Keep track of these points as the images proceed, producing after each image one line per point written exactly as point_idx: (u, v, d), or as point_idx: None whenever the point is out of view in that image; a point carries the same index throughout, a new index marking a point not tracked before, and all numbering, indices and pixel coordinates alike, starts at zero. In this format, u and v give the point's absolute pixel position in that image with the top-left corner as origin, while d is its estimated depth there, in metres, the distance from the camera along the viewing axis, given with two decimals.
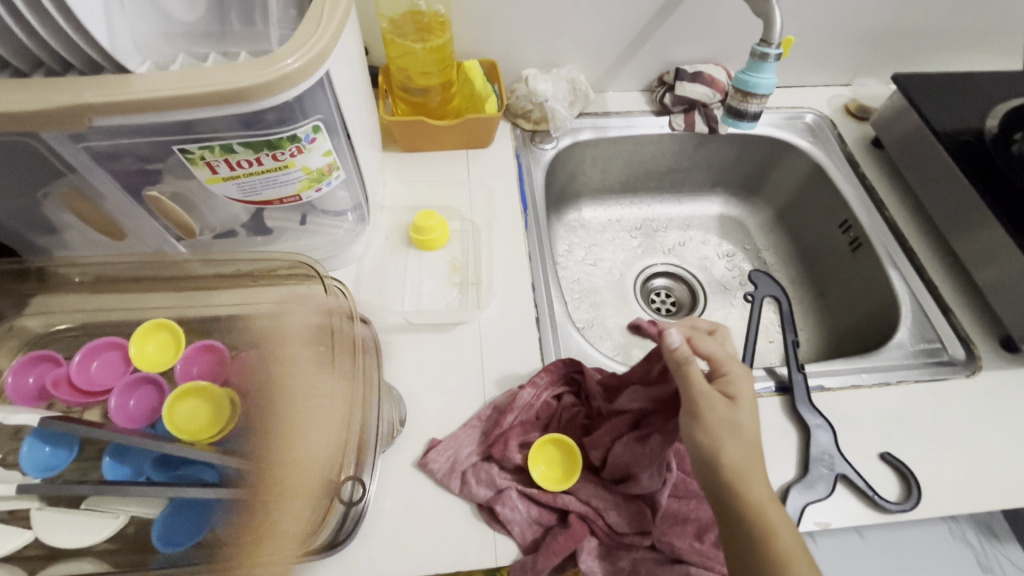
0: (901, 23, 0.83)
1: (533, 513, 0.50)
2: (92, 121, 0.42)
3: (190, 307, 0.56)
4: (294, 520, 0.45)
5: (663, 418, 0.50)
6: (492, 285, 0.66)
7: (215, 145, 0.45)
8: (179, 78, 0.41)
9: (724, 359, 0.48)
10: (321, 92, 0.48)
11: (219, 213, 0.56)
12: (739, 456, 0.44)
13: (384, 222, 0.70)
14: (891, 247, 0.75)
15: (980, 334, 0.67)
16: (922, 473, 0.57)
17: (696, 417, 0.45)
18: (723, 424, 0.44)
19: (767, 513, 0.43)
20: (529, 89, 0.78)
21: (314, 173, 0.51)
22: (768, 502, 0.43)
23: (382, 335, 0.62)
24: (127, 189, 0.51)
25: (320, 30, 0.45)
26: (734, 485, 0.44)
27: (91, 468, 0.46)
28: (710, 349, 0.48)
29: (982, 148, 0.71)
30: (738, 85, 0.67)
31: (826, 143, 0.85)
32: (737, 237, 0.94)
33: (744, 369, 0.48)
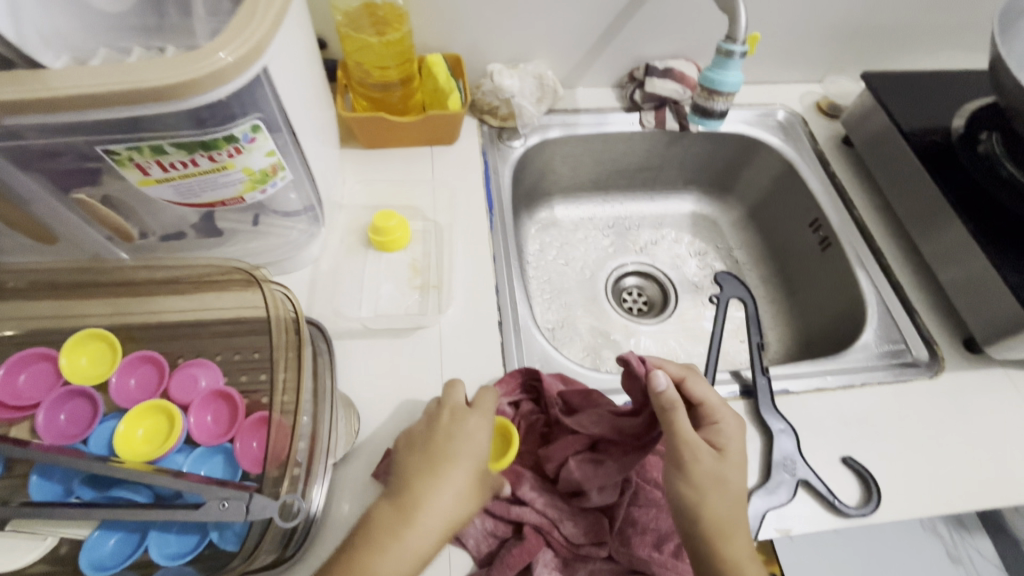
0: (872, 20, 0.82)
1: (488, 525, 0.49)
2: (6, 120, 0.39)
3: (129, 315, 0.53)
4: (235, 539, 0.44)
5: (622, 450, 0.52)
6: (454, 288, 0.65)
7: (144, 146, 0.43)
8: (98, 73, 0.38)
9: (716, 407, 0.51)
10: (261, 89, 0.46)
11: (159, 216, 0.53)
12: (720, 511, 0.45)
13: (342, 223, 0.68)
14: (859, 247, 0.74)
15: (943, 335, 0.67)
16: (884, 476, 0.57)
17: (683, 471, 0.46)
18: (712, 478, 0.46)
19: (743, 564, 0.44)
20: (495, 85, 0.76)
21: (257, 174, 0.49)
22: (746, 559, 0.45)
23: (338, 341, 0.60)
24: (56, 191, 0.48)
25: (254, 22, 0.42)
26: (719, 537, 0.45)
27: (18, 487, 0.45)
28: (704, 394, 0.51)
29: (948, 147, 0.71)
30: (704, 84, 0.66)
31: (798, 141, 0.85)
32: (709, 235, 0.93)
33: (736, 421, 0.50)
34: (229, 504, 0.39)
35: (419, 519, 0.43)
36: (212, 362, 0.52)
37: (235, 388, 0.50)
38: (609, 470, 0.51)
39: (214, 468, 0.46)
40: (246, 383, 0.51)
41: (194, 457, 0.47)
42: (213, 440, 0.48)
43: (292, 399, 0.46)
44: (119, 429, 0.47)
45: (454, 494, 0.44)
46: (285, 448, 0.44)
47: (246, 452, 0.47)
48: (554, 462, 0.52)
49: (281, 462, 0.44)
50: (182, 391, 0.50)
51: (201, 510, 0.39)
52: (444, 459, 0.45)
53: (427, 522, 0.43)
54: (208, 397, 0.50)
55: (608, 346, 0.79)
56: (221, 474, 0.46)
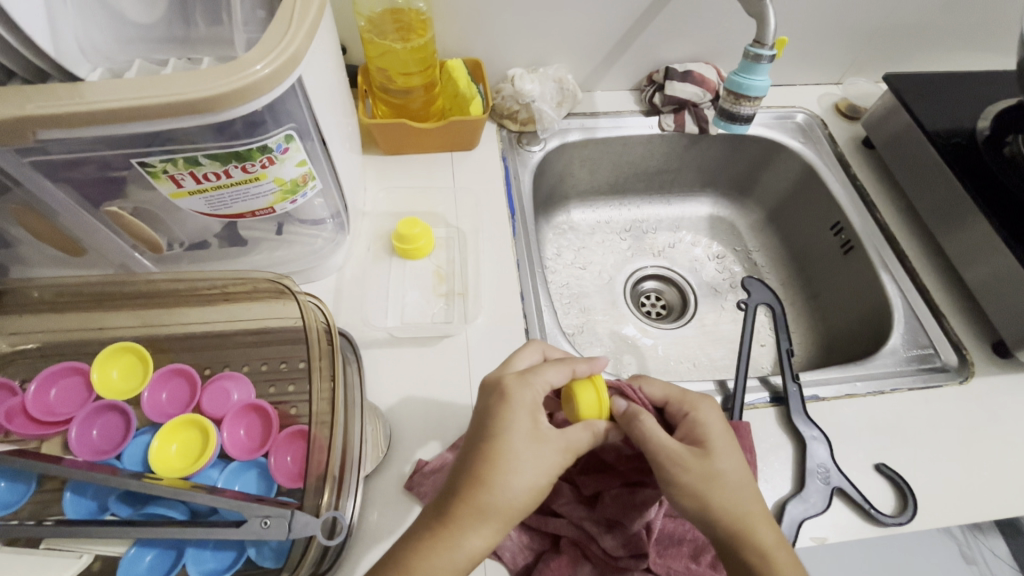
0: (893, 21, 0.82)
1: (524, 538, 0.49)
2: (40, 134, 0.38)
3: (158, 327, 0.53)
4: (274, 555, 0.43)
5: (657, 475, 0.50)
6: (479, 296, 0.64)
7: (178, 158, 0.43)
8: (135, 86, 0.38)
9: (681, 397, 0.50)
10: (293, 98, 0.45)
11: (186, 227, 0.52)
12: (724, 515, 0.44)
13: (366, 230, 0.68)
14: (883, 251, 0.74)
15: (971, 339, 0.67)
16: (917, 485, 0.56)
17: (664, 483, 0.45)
18: (692, 482, 0.45)
19: (774, 560, 0.43)
20: (516, 89, 0.76)
21: (288, 184, 0.48)
22: (777, 547, 0.43)
23: (365, 351, 0.59)
24: (84, 203, 0.47)
25: (290, 32, 0.41)
26: (740, 537, 0.43)
27: (52, 502, 0.45)
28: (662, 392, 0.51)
29: (974, 149, 0.70)
30: (731, 88, 0.65)
31: (818, 143, 0.84)
32: (727, 238, 0.93)
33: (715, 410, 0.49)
34: (271, 522, 0.39)
35: (481, 501, 0.41)
36: (243, 375, 0.51)
37: (267, 400, 0.50)
38: (648, 496, 0.49)
39: (248, 483, 0.46)
40: (276, 395, 0.51)
41: (229, 472, 0.46)
42: (248, 454, 0.47)
43: (328, 411, 0.46)
44: (153, 445, 0.46)
45: (514, 495, 0.41)
46: (324, 460, 0.44)
47: (282, 466, 0.46)
48: (592, 486, 0.50)
49: (322, 473, 0.44)
50: (214, 405, 0.49)
51: (242, 527, 0.39)
52: (497, 456, 0.42)
53: (483, 523, 0.40)
54: (241, 410, 0.49)
55: (630, 351, 0.79)
56: (257, 490, 0.45)
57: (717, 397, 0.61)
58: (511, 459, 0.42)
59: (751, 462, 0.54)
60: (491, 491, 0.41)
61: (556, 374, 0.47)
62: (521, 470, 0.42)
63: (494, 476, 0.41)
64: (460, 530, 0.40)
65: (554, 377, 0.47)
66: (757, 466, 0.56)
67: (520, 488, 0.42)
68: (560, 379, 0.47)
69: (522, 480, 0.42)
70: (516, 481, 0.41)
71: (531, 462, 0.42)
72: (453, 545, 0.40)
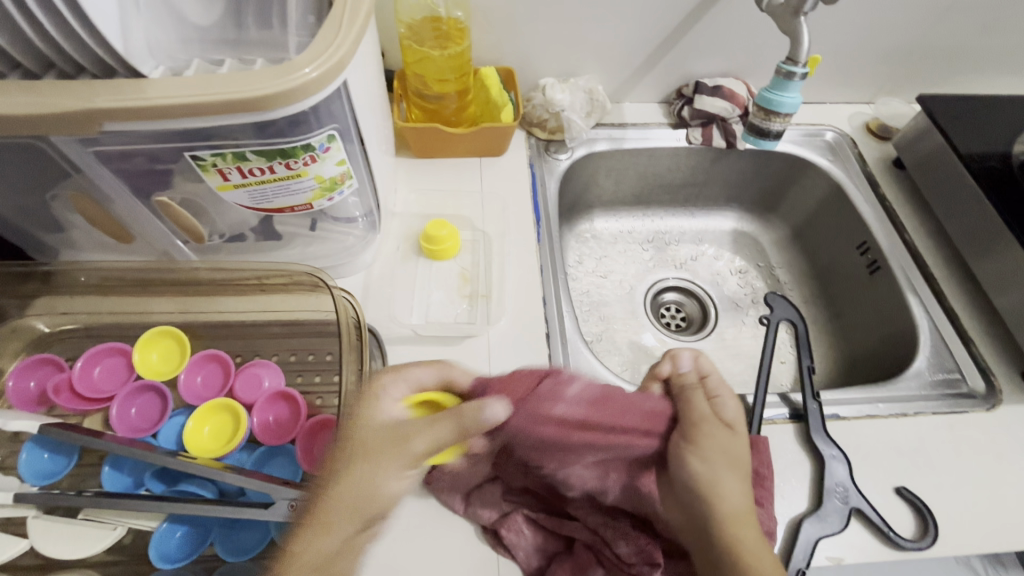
0: (929, 42, 0.81)
1: (538, 540, 0.49)
2: (104, 126, 0.41)
3: (195, 314, 0.55)
4: None
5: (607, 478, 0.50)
6: (501, 298, 0.65)
7: (227, 153, 0.45)
8: (194, 84, 0.40)
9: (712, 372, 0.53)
10: (338, 101, 0.47)
11: (227, 218, 0.54)
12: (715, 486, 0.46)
13: (395, 230, 0.69)
14: (911, 272, 0.73)
15: (1000, 366, 0.66)
16: (940, 511, 0.55)
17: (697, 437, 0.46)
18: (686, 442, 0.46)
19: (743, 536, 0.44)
20: (547, 98, 0.77)
21: (327, 182, 0.50)
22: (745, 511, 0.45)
23: (390, 348, 0.61)
24: (136, 192, 0.50)
25: (339, 38, 0.43)
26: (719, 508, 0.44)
27: (88, 476, 0.47)
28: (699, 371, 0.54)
29: (1008, 173, 0.69)
30: (761, 104, 0.66)
31: (846, 162, 0.84)
32: (750, 253, 0.93)
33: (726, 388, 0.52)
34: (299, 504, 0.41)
35: (330, 506, 0.38)
36: (274, 363, 0.53)
37: (295, 389, 0.52)
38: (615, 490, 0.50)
39: (275, 468, 0.48)
40: (303, 385, 0.52)
41: (258, 456, 0.48)
42: (276, 440, 0.49)
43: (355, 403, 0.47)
44: (188, 426, 0.48)
45: (383, 501, 0.39)
46: None
47: (308, 454, 0.48)
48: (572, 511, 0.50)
49: None
50: (247, 390, 0.51)
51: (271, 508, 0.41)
52: (363, 447, 0.40)
53: (348, 523, 0.38)
54: (271, 397, 0.51)
55: (648, 361, 0.79)
56: (284, 474, 0.47)
57: (737, 411, 0.61)
58: (378, 465, 0.39)
59: (768, 478, 0.53)
60: (351, 486, 0.39)
61: (427, 372, 0.46)
62: (385, 475, 0.39)
63: (339, 487, 0.38)
64: (319, 532, 0.38)
65: (423, 377, 0.45)
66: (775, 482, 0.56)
67: (380, 497, 0.39)
68: (433, 378, 0.46)
69: (384, 491, 0.39)
70: (372, 475, 0.39)
71: (398, 472, 0.40)
72: (310, 555, 0.37)
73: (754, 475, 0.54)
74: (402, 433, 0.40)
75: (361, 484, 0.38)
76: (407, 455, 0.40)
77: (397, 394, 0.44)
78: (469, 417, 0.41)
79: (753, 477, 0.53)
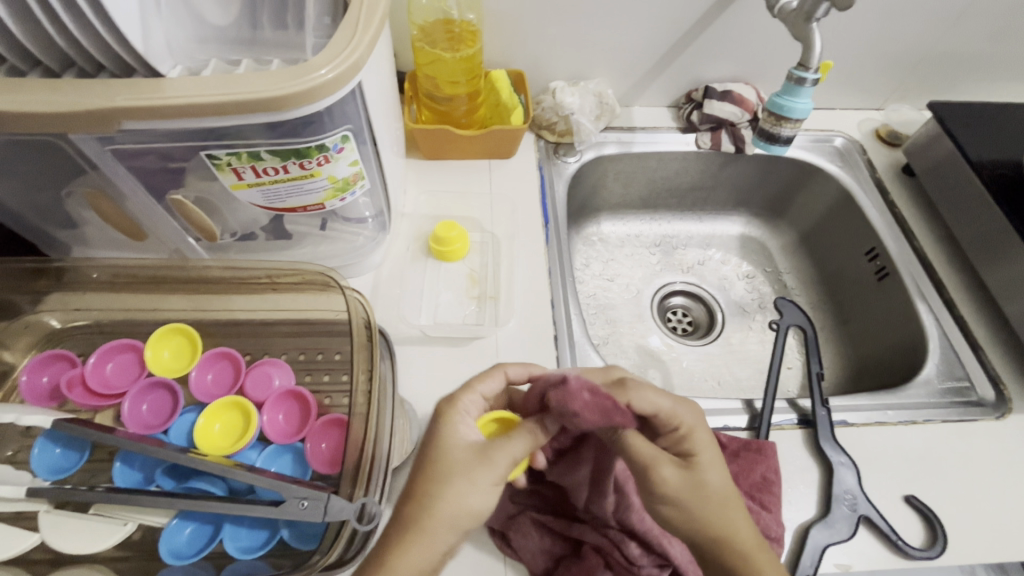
0: (940, 49, 0.81)
1: (546, 542, 0.49)
2: (122, 125, 0.41)
3: (206, 311, 0.56)
4: (307, 538, 0.45)
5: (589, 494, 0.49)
6: (510, 300, 0.65)
7: (242, 153, 0.45)
8: (212, 84, 0.41)
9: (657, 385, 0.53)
10: (353, 101, 0.47)
11: (239, 217, 0.55)
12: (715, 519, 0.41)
13: (405, 230, 0.70)
14: (920, 279, 0.73)
15: (1010, 375, 0.65)
16: (948, 519, 0.55)
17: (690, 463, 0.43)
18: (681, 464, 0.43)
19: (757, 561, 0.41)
20: (556, 101, 0.77)
21: (340, 182, 0.51)
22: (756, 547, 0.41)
23: (398, 348, 0.61)
24: (150, 190, 0.50)
25: (355, 39, 0.44)
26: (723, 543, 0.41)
27: (98, 472, 0.47)
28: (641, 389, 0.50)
29: (1020, 181, 0.69)
30: (772, 109, 0.66)
31: (856, 168, 0.84)
32: (758, 258, 0.93)
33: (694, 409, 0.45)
34: (308, 503, 0.41)
35: (429, 524, 0.39)
36: (284, 362, 0.53)
37: (305, 388, 0.52)
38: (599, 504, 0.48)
39: (285, 466, 0.48)
40: (312, 384, 0.53)
41: (267, 454, 0.48)
42: (285, 439, 0.49)
43: (365, 403, 0.47)
44: (198, 423, 0.48)
45: (471, 514, 0.39)
46: (359, 452, 0.45)
47: (317, 453, 0.48)
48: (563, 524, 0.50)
49: (357, 463, 0.45)
50: (257, 389, 0.51)
51: (281, 507, 0.41)
52: (444, 462, 0.41)
53: (440, 537, 0.39)
54: (281, 396, 0.51)
55: (654, 365, 0.79)
56: (293, 473, 0.47)
57: (744, 415, 0.60)
58: (464, 479, 0.40)
59: (776, 483, 0.54)
60: (440, 501, 0.39)
61: (491, 383, 0.48)
62: (470, 491, 0.40)
63: (432, 502, 0.39)
64: (408, 551, 0.38)
65: (489, 390, 0.48)
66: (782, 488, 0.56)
67: (474, 512, 0.40)
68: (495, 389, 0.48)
69: (476, 505, 0.40)
70: (472, 489, 0.40)
71: (489, 487, 0.40)
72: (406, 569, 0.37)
73: (762, 480, 0.54)
74: (486, 446, 0.41)
75: (454, 502, 0.39)
76: (492, 470, 0.40)
77: (473, 412, 0.45)
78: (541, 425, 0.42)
79: (761, 483, 0.54)
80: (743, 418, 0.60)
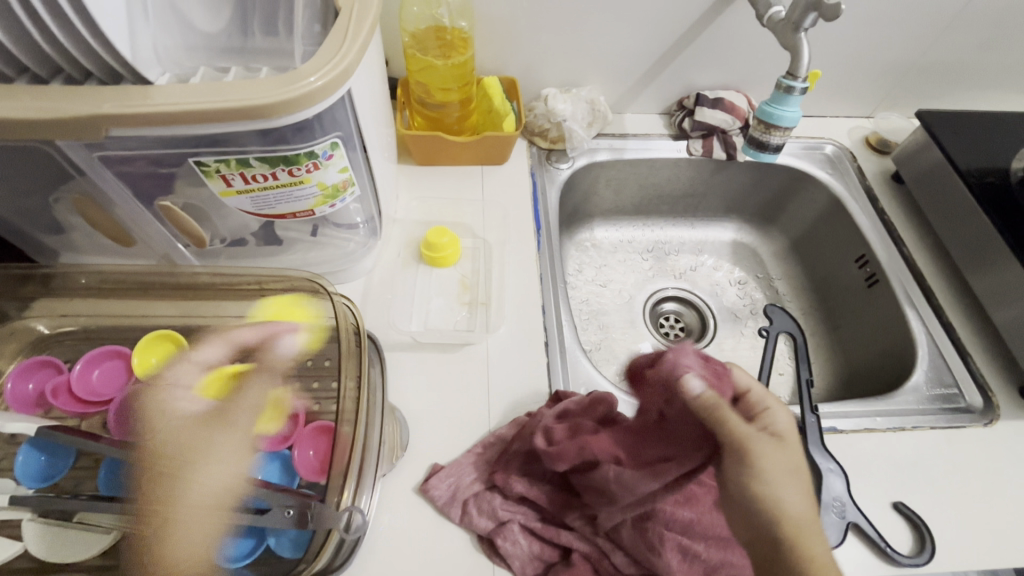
0: (928, 58, 0.82)
1: (535, 549, 0.49)
2: (110, 132, 0.41)
3: (193, 318, 0.55)
4: (292, 546, 0.45)
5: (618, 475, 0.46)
6: (501, 306, 0.65)
7: (231, 160, 0.45)
8: (200, 92, 0.41)
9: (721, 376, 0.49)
10: (342, 109, 0.47)
11: (229, 223, 0.55)
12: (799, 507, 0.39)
13: (396, 237, 0.70)
14: (909, 286, 0.74)
15: (998, 381, 0.66)
16: (936, 526, 0.55)
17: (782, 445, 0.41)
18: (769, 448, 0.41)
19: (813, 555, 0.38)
20: (548, 108, 0.78)
21: (329, 189, 0.51)
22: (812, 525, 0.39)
23: (389, 354, 0.61)
24: (139, 196, 0.50)
25: (344, 47, 0.44)
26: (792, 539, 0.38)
27: (85, 479, 0.47)
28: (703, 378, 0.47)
29: (1006, 190, 0.70)
30: (761, 117, 0.66)
31: (846, 175, 0.84)
32: (750, 264, 0.93)
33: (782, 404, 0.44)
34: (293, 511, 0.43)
35: (169, 496, 0.42)
36: None
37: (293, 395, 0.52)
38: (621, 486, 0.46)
39: (272, 473, 0.49)
40: (301, 390, 0.53)
41: (255, 461, 0.49)
42: (273, 446, 0.50)
43: (352, 409, 0.47)
44: None
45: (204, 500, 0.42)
46: (346, 458, 0.45)
47: (304, 460, 0.49)
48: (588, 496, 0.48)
49: (343, 471, 0.45)
50: None
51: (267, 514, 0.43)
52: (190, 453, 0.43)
53: (207, 513, 0.42)
54: None
55: None
56: (280, 480, 0.48)
57: None
58: (209, 451, 0.44)
59: None
60: (182, 479, 0.42)
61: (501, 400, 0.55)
62: (220, 463, 0.43)
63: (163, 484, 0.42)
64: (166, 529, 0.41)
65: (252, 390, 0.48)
66: None
67: (225, 487, 0.43)
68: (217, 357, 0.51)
69: (225, 478, 0.43)
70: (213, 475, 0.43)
71: (230, 450, 0.44)
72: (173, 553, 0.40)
73: None
74: (218, 410, 0.46)
75: (202, 479, 0.42)
76: (230, 428, 0.45)
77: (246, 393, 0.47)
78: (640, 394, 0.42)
79: None
80: None
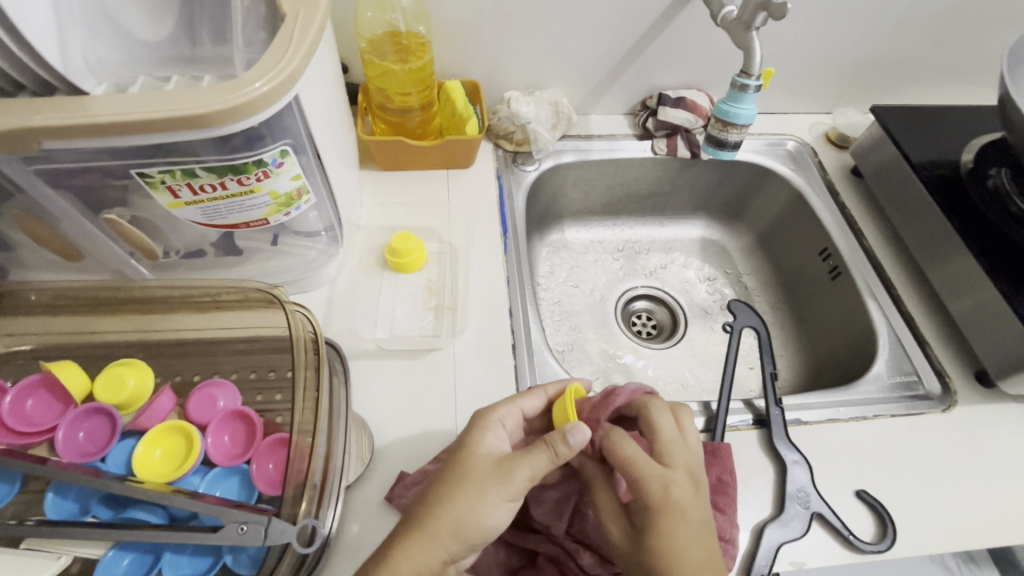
0: (881, 54, 0.84)
1: (502, 555, 0.49)
2: (44, 144, 0.40)
3: (150, 332, 0.54)
4: (250, 562, 0.44)
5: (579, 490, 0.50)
6: (468, 310, 0.65)
7: (176, 170, 0.44)
8: (138, 101, 0.40)
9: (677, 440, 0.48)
10: (290, 115, 0.47)
11: (181, 235, 0.53)
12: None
13: (359, 243, 0.69)
14: (870, 277, 0.75)
15: (954, 367, 0.68)
16: (898, 512, 0.56)
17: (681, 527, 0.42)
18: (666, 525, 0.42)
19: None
20: (512, 111, 0.78)
21: (282, 197, 0.50)
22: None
23: (353, 362, 0.60)
24: (83, 210, 0.49)
25: (289, 52, 0.43)
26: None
27: (36, 501, 0.45)
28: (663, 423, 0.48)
29: (957, 181, 0.72)
30: (718, 115, 0.67)
31: (807, 170, 0.86)
32: (718, 261, 0.94)
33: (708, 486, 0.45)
34: (248, 528, 0.39)
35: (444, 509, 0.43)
36: (230, 382, 0.52)
37: (252, 408, 0.51)
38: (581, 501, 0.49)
39: (229, 489, 0.46)
40: (262, 403, 0.52)
41: (211, 478, 0.47)
42: (231, 461, 0.48)
43: (311, 420, 0.46)
44: (137, 450, 0.47)
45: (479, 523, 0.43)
46: (304, 470, 0.45)
47: (263, 474, 0.47)
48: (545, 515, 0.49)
49: (301, 483, 0.44)
50: (201, 411, 0.50)
51: (220, 533, 0.40)
52: (463, 481, 0.44)
53: (446, 525, 0.42)
54: (226, 417, 0.50)
55: (618, 370, 0.79)
56: (237, 496, 0.46)
57: (700, 417, 0.61)
58: (484, 489, 0.44)
59: (732, 484, 0.54)
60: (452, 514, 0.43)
61: (531, 402, 0.51)
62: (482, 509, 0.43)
63: (443, 508, 0.43)
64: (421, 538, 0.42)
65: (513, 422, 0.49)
66: (738, 487, 0.56)
67: (481, 523, 0.43)
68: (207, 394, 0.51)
69: (486, 515, 0.43)
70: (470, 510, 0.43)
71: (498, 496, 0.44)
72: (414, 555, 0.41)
73: (716, 481, 0.54)
74: (500, 465, 0.45)
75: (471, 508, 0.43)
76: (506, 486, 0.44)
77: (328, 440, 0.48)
78: (559, 439, 0.44)
79: (716, 484, 0.54)
80: (699, 421, 0.61)
